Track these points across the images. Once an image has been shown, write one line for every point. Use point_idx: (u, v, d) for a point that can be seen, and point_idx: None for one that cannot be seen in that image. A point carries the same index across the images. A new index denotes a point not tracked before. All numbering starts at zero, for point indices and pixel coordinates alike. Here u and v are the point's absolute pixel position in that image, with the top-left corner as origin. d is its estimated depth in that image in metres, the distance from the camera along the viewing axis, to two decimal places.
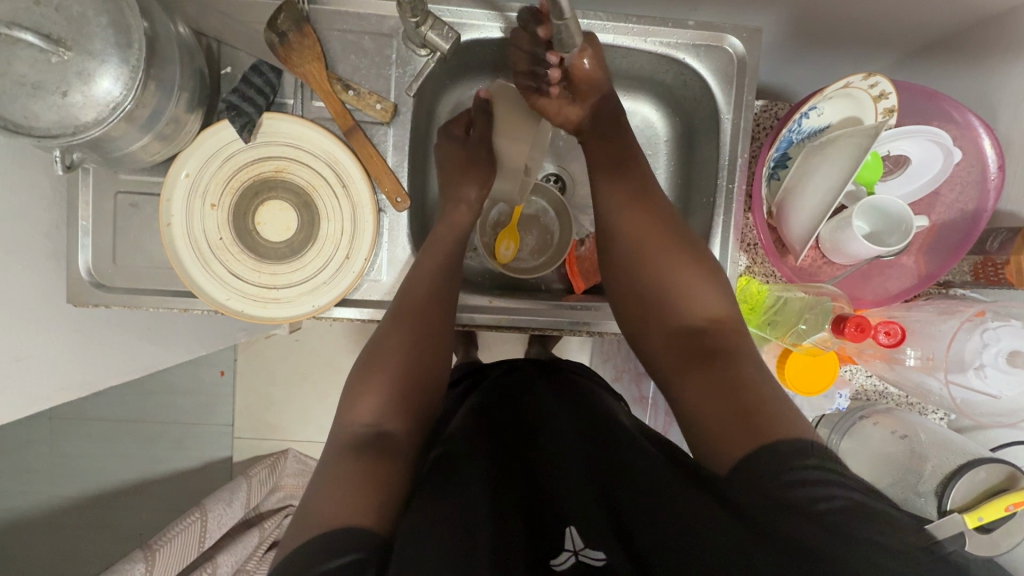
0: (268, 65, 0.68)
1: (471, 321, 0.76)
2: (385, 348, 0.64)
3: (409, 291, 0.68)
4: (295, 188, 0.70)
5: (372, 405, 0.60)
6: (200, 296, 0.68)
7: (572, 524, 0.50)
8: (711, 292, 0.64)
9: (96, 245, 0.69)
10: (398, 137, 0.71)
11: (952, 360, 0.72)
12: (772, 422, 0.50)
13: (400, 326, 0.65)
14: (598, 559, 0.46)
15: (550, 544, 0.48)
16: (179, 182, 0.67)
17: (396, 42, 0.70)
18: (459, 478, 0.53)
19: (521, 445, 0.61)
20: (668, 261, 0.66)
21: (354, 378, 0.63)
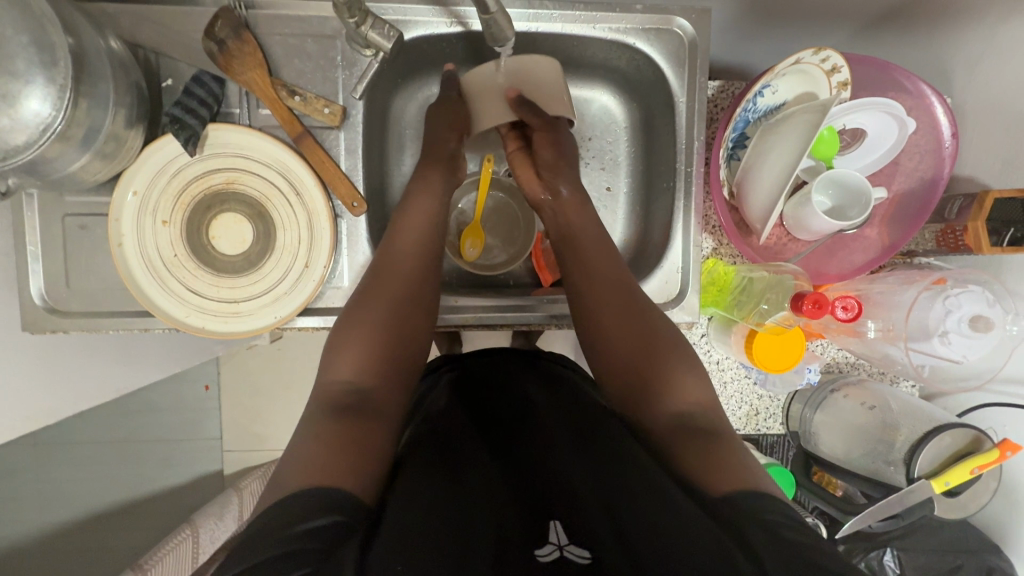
0: (210, 75, 0.67)
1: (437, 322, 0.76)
2: (364, 328, 0.63)
3: (388, 272, 0.67)
4: (250, 199, 0.69)
5: (351, 370, 0.60)
6: (157, 314, 0.67)
7: (556, 519, 0.46)
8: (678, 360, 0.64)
9: (47, 270, 0.67)
10: (349, 140, 0.70)
11: (915, 329, 0.73)
12: (734, 477, 0.51)
13: (375, 302, 0.65)
14: (585, 556, 0.42)
15: (535, 534, 0.44)
16: (128, 199, 0.66)
17: (341, 43, 0.68)
18: (454, 480, 0.52)
19: (499, 436, 0.61)
20: (647, 338, 0.66)
21: (331, 342, 0.63)
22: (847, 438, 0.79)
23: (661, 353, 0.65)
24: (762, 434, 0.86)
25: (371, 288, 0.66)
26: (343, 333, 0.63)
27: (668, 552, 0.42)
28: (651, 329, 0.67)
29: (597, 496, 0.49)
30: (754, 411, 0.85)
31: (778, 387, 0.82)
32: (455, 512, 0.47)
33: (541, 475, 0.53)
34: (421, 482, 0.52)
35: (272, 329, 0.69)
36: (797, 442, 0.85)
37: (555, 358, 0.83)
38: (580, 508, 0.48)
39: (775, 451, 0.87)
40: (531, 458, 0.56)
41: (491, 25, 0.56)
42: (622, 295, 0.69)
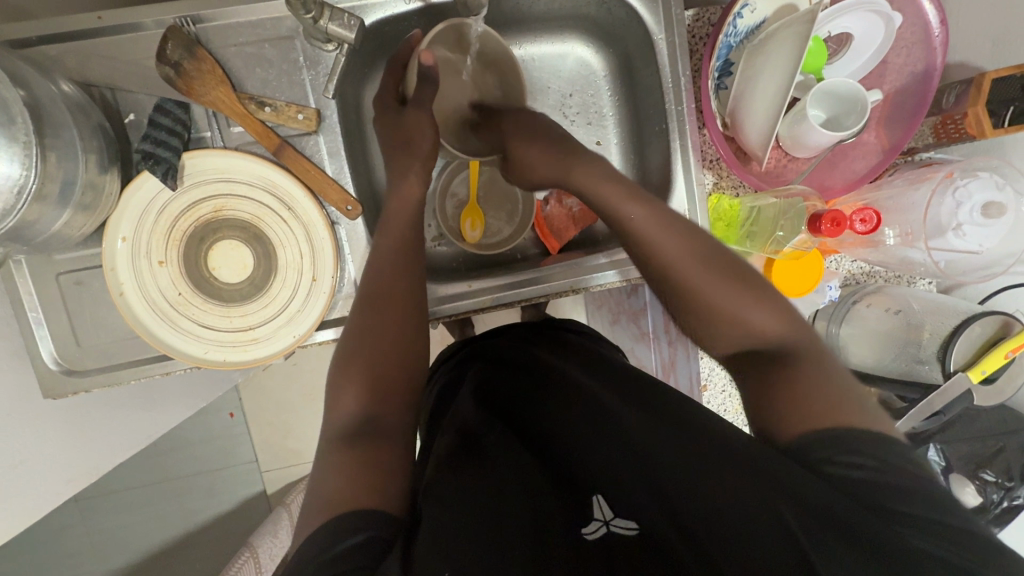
0: (172, 101, 0.64)
1: (455, 311, 0.75)
2: (364, 356, 0.58)
3: (370, 301, 0.61)
4: (241, 222, 0.67)
5: (355, 392, 0.55)
6: (176, 356, 0.66)
7: (600, 493, 0.47)
8: (741, 287, 0.54)
9: (55, 333, 0.66)
10: (330, 143, 0.68)
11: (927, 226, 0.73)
12: (834, 416, 0.43)
13: (365, 313, 0.61)
14: (632, 527, 0.44)
15: (580, 513, 0.46)
16: (119, 246, 0.64)
17: (300, 42, 0.65)
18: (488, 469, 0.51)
19: (524, 414, 0.61)
20: (691, 278, 0.55)
21: (333, 370, 0.58)
22: (876, 347, 0.80)
23: (711, 276, 0.54)
24: None
25: (372, 298, 0.62)
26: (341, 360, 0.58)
27: (698, 491, 0.41)
28: (699, 253, 0.56)
29: (623, 444, 0.49)
30: None
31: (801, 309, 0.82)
32: (486, 493, 0.48)
33: (568, 444, 0.53)
34: (450, 478, 0.50)
35: (293, 349, 0.68)
36: None
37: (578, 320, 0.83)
38: (619, 475, 0.47)
39: None
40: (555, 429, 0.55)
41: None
42: (663, 230, 0.58)
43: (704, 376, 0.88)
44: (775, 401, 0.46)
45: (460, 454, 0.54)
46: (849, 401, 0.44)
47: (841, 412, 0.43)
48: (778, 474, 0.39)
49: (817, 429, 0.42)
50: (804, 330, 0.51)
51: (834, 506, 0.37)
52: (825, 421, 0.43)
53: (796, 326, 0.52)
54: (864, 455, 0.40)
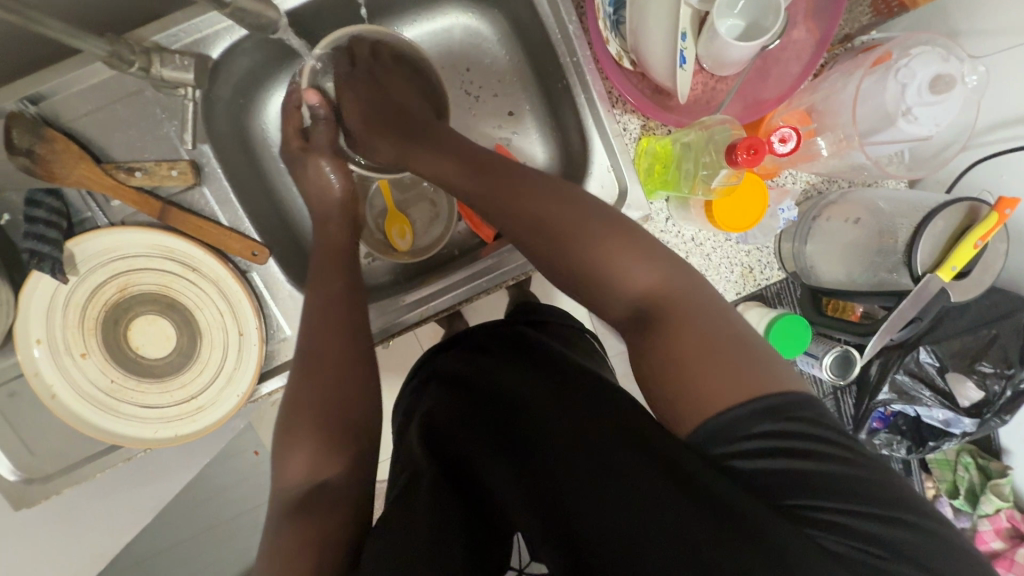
0: (41, 191, 0.60)
1: (398, 326, 0.72)
2: (310, 417, 0.55)
3: (317, 366, 0.57)
4: (151, 295, 0.64)
5: (305, 458, 0.53)
6: (126, 443, 0.64)
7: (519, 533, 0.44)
8: (628, 252, 0.52)
9: (6, 449, 0.65)
10: (217, 191, 0.65)
11: (862, 125, 0.68)
12: (739, 380, 0.43)
13: (309, 378, 0.57)
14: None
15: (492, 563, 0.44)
16: (36, 351, 0.61)
17: (151, 94, 0.61)
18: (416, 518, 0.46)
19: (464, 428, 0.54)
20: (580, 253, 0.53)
21: (279, 432, 0.55)
22: (845, 259, 0.74)
23: (597, 252, 0.52)
24: (764, 287, 0.81)
25: (310, 360, 0.58)
26: (289, 428, 0.55)
27: (629, 522, 0.38)
28: (588, 227, 0.53)
29: (585, 453, 0.44)
30: (747, 269, 0.79)
31: (761, 237, 0.77)
32: (427, 520, 0.45)
33: (528, 448, 0.48)
34: (388, 532, 0.46)
35: (241, 408, 0.67)
36: (800, 281, 0.80)
37: (539, 306, 0.80)
38: (559, 510, 0.42)
39: (784, 297, 0.82)
40: (518, 431, 0.50)
41: (242, 12, 0.44)
42: (557, 209, 0.55)
43: None
44: (673, 369, 0.46)
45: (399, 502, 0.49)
46: (748, 361, 0.44)
47: (748, 381, 0.43)
48: (719, 522, 0.36)
49: (753, 396, 0.42)
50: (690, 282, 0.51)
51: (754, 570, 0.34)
52: (728, 393, 0.42)
53: (681, 277, 0.52)
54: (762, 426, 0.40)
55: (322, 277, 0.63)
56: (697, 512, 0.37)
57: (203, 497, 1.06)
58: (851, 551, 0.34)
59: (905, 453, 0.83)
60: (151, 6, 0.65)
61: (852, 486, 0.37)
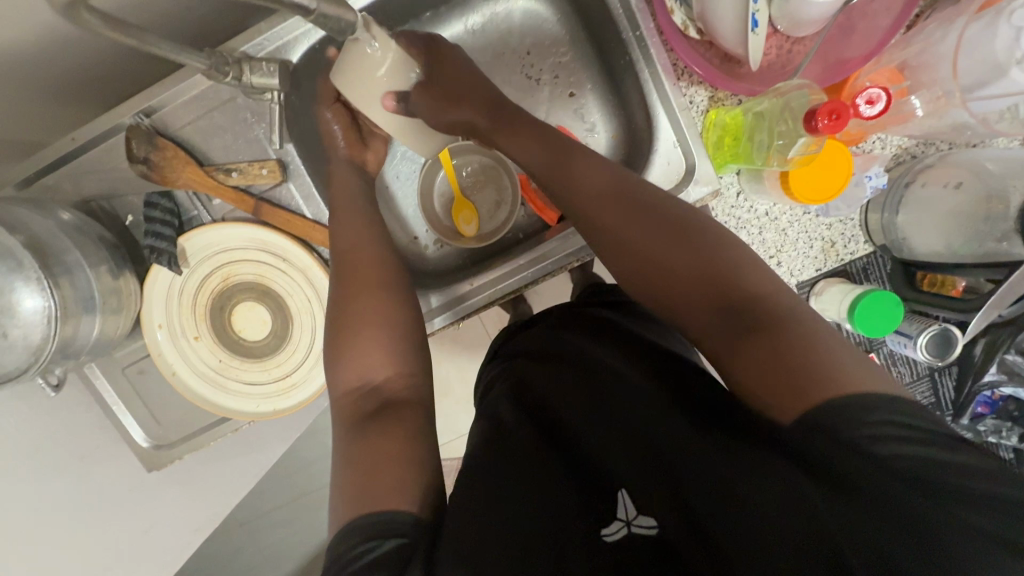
0: (156, 193, 0.68)
1: (468, 309, 0.75)
2: (354, 329, 0.60)
3: (359, 321, 0.61)
4: (249, 283, 0.71)
5: (354, 368, 0.58)
6: (235, 414, 0.73)
7: (623, 488, 0.47)
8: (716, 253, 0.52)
9: (139, 419, 0.75)
10: (301, 187, 0.70)
11: (964, 80, 0.62)
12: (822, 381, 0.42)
13: (359, 301, 0.62)
14: (652, 527, 0.44)
15: (600, 512, 0.46)
16: (158, 334, 0.70)
17: (242, 100, 0.67)
18: (533, 464, 0.48)
19: (570, 390, 0.55)
20: (664, 243, 0.54)
21: (329, 346, 0.61)
22: (945, 227, 0.68)
23: (675, 247, 0.53)
24: (848, 262, 0.76)
25: (348, 279, 0.63)
26: (338, 360, 0.59)
27: (750, 488, 0.41)
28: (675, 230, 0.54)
29: (695, 427, 0.46)
30: (829, 242, 0.76)
31: (845, 209, 0.73)
32: (546, 465, 0.48)
33: (630, 417, 0.50)
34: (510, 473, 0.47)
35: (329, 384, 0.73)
36: (890, 255, 0.74)
37: (614, 287, 0.80)
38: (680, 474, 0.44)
39: (871, 273, 0.76)
40: (616, 400, 0.52)
41: (324, 18, 0.47)
42: (630, 210, 0.56)
43: None
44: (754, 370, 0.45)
45: (504, 448, 0.50)
46: (838, 357, 0.43)
47: (837, 377, 0.42)
48: (841, 491, 0.38)
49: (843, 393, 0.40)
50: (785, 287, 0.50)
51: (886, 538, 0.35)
52: (826, 389, 0.41)
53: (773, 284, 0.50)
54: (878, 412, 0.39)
55: (344, 238, 0.66)
56: (819, 480, 0.39)
57: (296, 467, 1.16)
58: (988, 528, 0.34)
59: (1015, 442, 0.76)
60: (238, 19, 0.71)
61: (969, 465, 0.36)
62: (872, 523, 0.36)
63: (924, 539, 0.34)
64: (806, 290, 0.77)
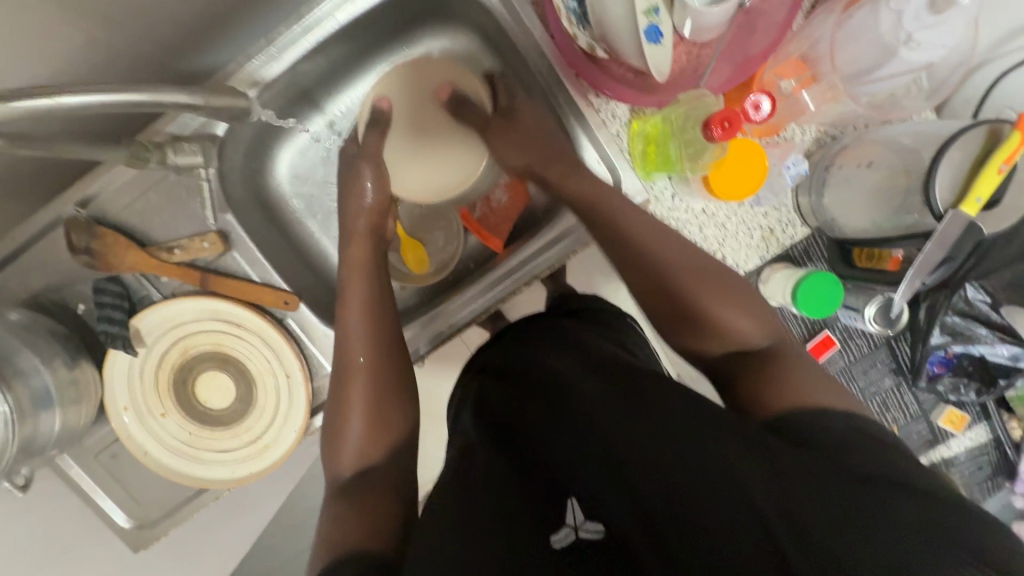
0: (103, 279, 0.69)
1: (432, 340, 0.77)
2: (354, 399, 0.62)
3: (363, 401, 0.62)
4: (207, 353, 0.72)
5: (353, 441, 0.60)
6: (212, 484, 0.73)
7: (573, 496, 0.48)
8: (730, 295, 0.57)
9: (118, 503, 0.75)
10: (245, 252, 0.71)
11: (851, 69, 0.67)
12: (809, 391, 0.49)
13: (360, 371, 0.64)
14: (597, 532, 0.44)
15: (551, 518, 0.46)
16: (125, 416, 0.71)
17: (175, 178, 0.68)
18: (491, 484, 0.49)
19: (530, 410, 0.57)
20: (687, 268, 0.58)
21: (330, 421, 0.63)
22: (866, 204, 0.70)
23: (697, 273, 0.57)
24: (789, 247, 0.78)
25: (346, 347, 0.65)
26: (335, 420, 0.62)
27: (691, 480, 0.41)
28: (694, 263, 0.58)
29: (639, 420, 0.47)
30: (769, 230, 0.78)
31: (774, 198, 0.76)
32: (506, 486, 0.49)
33: (602, 424, 0.51)
34: (472, 493, 0.48)
35: (300, 441, 0.73)
36: (826, 235, 0.77)
37: (580, 297, 0.82)
38: (626, 472, 0.44)
39: (812, 255, 0.78)
40: (567, 409, 0.53)
41: None
42: (662, 236, 0.60)
43: None
44: (755, 389, 0.51)
45: (462, 475, 0.52)
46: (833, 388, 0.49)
47: (816, 393, 0.48)
48: (781, 482, 0.39)
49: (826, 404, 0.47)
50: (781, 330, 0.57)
51: (819, 521, 0.36)
52: (805, 398, 0.48)
53: (777, 328, 0.57)
54: (838, 420, 0.45)
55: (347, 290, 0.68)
56: (764, 473, 0.40)
57: None
58: (919, 516, 0.36)
59: (975, 397, 0.78)
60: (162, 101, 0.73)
61: (898, 463, 0.40)
62: (813, 508, 0.37)
63: (864, 523, 0.35)
64: (753, 278, 0.80)
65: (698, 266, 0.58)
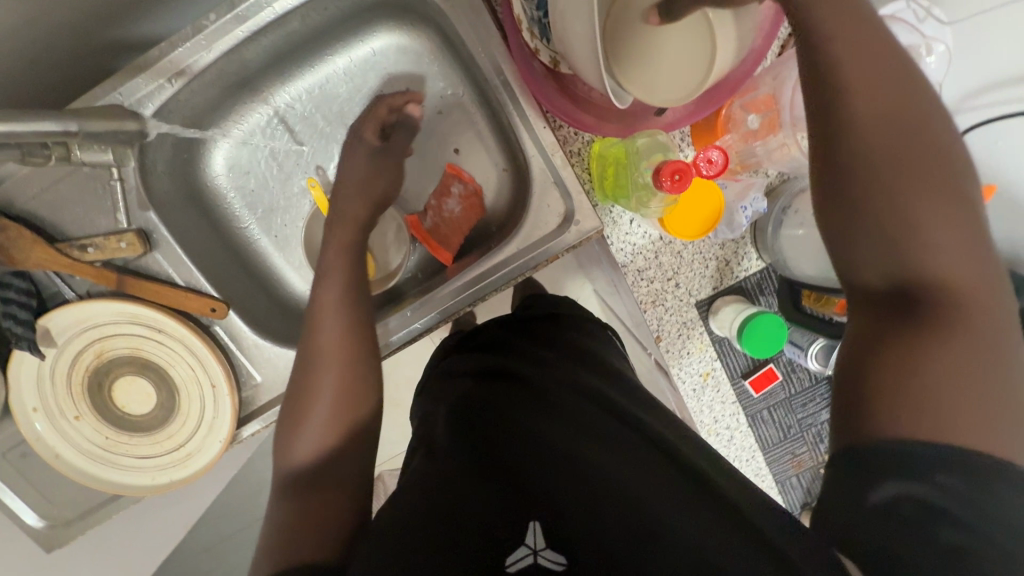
0: (8, 274, 0.64)
1: (410, 334, 0.72)
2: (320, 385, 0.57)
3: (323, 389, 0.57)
4: (125, 357, 0.68)
5: (312, 434, 0.55)
6: (130, 490, 0.70)
7: (537, 517, 0.42)
8: (944, 200, 0.39)
9: (29, 503, 0.72)
10: (168, 254, 0.66)
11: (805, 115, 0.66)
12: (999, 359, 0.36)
13: (332, 354, 0.59)
14: (559, 561, 0.39)
15: (510, 532, 0.41)
16: (34, 419, 0.67)
17: (89, 170, 0.62)
18: (463, 491, 0.45)
19: (529, 419, 0.53)
20: (889, 166, 0.40)
21: (288, 408, 0.58)
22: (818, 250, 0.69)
23: (911, 174, 0.40)
24: (743, 279, 0.78)
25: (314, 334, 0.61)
26: (294, 407, 0.57)
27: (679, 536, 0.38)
28: (861, 196, 0.40)
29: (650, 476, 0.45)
30: (723, 262, 0.77)
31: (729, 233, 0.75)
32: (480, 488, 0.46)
33: (581, 444, 0.49)
34: (443, 499, 0.45)
35: (226, 452, 0.70)
36: (778, 272, 0.76)
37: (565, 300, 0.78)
38: (604, 515, 0.41)
39: (764, 289, 0.78)
40: (573, 438, 0.50)
41: None
42: (882, 118, 0.41)
43: (656, 329, 0.79)
44: (956, 341, 0.37)
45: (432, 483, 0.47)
46: (1008, 385, 0.35)
47: (984, 392, 0.35)
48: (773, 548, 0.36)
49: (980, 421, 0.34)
50: (997, 293, 0.39)
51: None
52: (963, 397, 0.35)
53: (983, 299, 0.38)
54: (962, 426, 0.34)
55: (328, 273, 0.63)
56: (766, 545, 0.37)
57: None
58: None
59: None
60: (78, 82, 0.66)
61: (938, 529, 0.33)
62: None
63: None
64: (704, 309, 0.79)
65: (892, 166, 0.40)
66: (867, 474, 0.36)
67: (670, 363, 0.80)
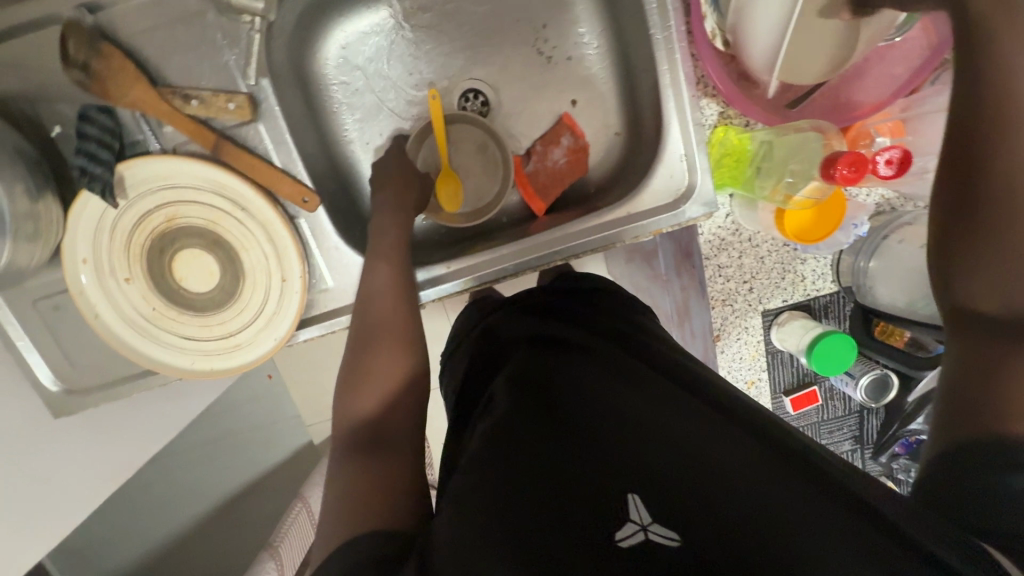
0: (94, 107, 0.58)
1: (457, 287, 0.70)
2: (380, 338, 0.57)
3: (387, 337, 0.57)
4: (196, 229, 0.63)
5: (375, 393, 0.53)
6: (165, 370, 0.65)
7: (634, 488, 0.36)
8: None
9: (48, 359, 0.66)
10: (271, 130, 0.62)
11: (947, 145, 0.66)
12: None
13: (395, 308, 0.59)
14: (671, 536, 0.33)
15: (608, 506, 0.35)
16: (81, 270, 0.61)
17: (212, 18, 0.58)
18: (545, 453, 0.39)
19: (601, 381, 0.47)
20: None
21: (345, 374, 0.56)
22: (907, 283, 0.70)
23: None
24: (813, 298, 0.78)
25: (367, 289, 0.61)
26: (353, 361, 0.56)
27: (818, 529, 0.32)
28: (995, 195, 0.42)
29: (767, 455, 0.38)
30: (799, 277, 0.77)
31: (821, 250, 0.75)
32: (554, 452, 0.40)
33: (669, 411, 0.43)
34: (521, 462, 0.39)
35: (277, 351, 0.66)
36: (852, 298, 0.77)
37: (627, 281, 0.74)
38: (725, 493, 0.35)
39: (831, 312, 0.79)
40: (662, 403, 0.43)
41: None
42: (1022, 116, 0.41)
43: (717, 326, 0.79)
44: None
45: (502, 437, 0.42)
46: None
47: None
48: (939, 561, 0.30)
49: None
50: None
51: None
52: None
53: None
54: None
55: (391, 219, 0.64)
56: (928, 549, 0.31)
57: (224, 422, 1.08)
58: None
59: None
60: None
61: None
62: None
63: None
64: (770, 318, 0.79)
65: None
66: (985, 469, 0.38)
67: (721, 363, 0.81)
